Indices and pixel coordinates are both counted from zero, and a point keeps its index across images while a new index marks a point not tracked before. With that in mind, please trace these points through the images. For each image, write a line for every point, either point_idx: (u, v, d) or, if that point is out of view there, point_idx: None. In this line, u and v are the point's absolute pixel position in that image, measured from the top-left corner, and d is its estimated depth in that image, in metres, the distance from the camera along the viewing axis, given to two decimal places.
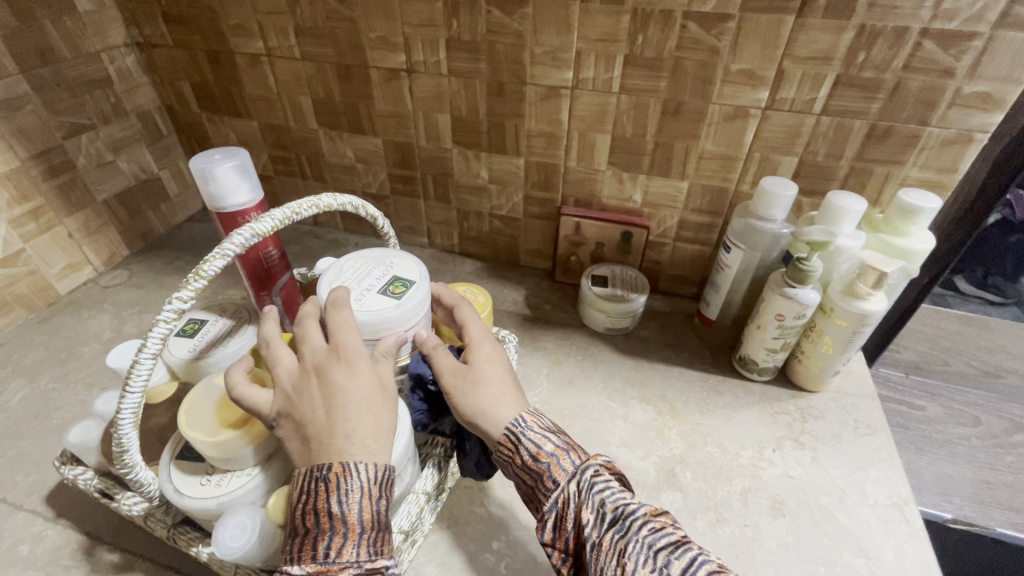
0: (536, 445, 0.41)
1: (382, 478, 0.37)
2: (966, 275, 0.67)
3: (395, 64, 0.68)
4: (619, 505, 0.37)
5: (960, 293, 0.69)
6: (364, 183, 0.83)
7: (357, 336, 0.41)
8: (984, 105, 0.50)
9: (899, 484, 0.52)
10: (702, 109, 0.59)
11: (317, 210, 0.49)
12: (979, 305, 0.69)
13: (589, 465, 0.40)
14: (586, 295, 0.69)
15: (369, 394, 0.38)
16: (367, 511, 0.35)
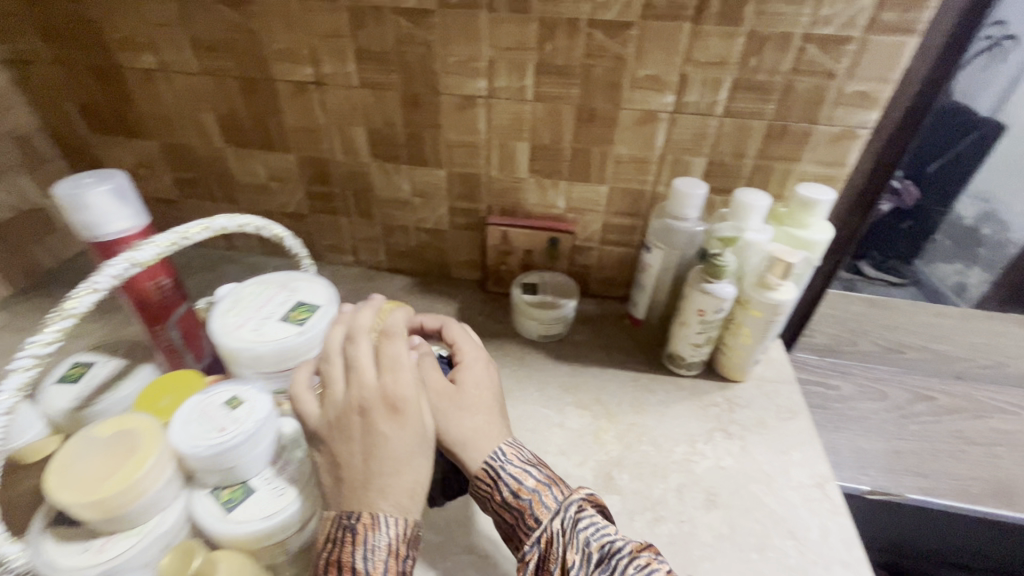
0: (517, 481, 0.43)
1: (410, 536, 0.35)
2: (869, 260, 0.74)
3: (302, 76, 0.65)
4: (601, 543, 0.39)
5: (866, 277, 0.74)
6: (281, 203, 0.79)
7: (408, 377, 0.39)
8: (863, 103, 0.55)
9: (819, 463, 0.55)
10: (614, 114, 0.60)
11: (209, 234, 0.45)
12: (884, 287, 0.75)
13: (570, 501, 0.41)
14: (516, 303, 0.69)
15: (412, 449, 0.37)
16: (391, 573, 0.34)
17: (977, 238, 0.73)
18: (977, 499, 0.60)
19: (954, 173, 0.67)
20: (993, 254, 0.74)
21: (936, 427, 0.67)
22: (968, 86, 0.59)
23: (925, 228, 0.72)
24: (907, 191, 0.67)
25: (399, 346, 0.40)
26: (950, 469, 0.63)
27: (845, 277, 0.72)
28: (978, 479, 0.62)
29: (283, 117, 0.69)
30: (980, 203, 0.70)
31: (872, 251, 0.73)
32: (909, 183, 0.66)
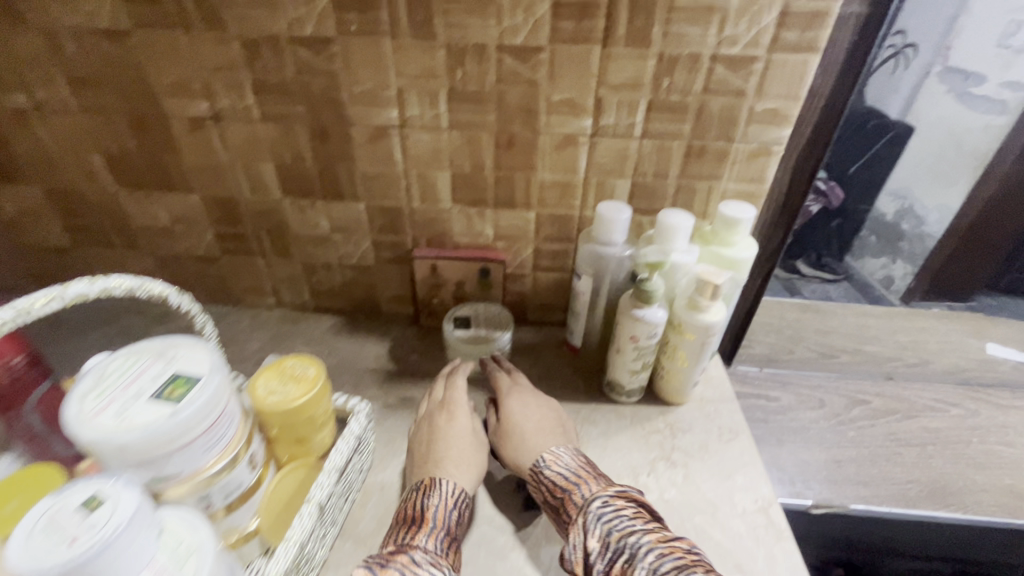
0: (554, 482, 0.49)
1: (458, 495, 0.48)
2: (803, 259, 0.77)
3: (197, 111, 0.59)
4: (622, 532, 0.42)
5: (804, 276, 0.78)
6: (188, 246, 0.72)
7: (461, 395, 0.58)
8: (775, 121, 0.55)
9: (762, 485, 0.54)
10: (533, 139, 0.58)
11: (61, 304, 0.37)
12: (819, 284, 0.78)
13: (598, 495, 0.45)
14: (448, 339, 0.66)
15: (464, 436, 0.54)
16: (442, 514, 0.45)
17: (899, 232, 0.77)
18: (915, 503, 0.61)
19: (873, 172, 0.70)
20: (914, 247, 0.79)
21: (872, 431, 0.68)
22: (878, 93, 0.61)
23: (851, 225, 0.75)
24: (832, 193, 0.70)
25: (460, 376, 0.60)
26: (888, 474, 0.63)
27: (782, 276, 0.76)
28: (914, 482, 0.63)
29: (180, 155, 0.63)
30: (898, 199, 0.74)
31: (806, 250, 0.76)
32: (833, 184, 0.70)
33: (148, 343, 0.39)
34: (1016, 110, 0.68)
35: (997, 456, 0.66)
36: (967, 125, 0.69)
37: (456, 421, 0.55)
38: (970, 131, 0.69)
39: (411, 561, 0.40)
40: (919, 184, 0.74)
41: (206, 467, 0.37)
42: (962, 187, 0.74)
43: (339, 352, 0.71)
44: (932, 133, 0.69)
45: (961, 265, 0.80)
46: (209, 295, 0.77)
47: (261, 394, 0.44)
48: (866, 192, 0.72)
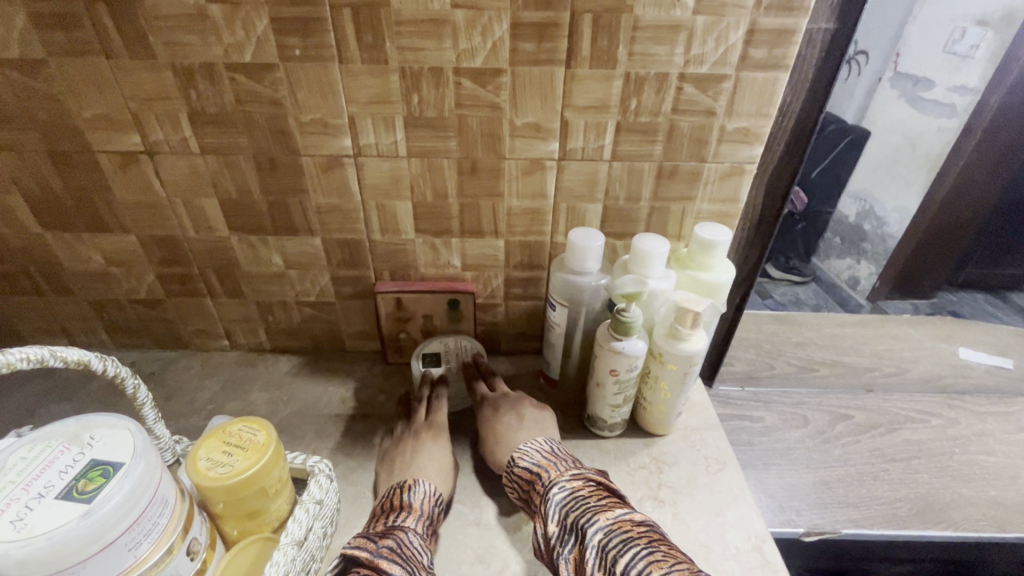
0: (523, 470, 0.49)
1: (439, 496, 0.50)
2: (773, 262, 0.80)
3: (128, 145, 0.54)
4: (577, 513, 0.41)
5: (772, 279, 0.81)
6: (126, 290, 0.65)
7: (443, 415, 0.59)
8: (746, 140, 0.53)
9: (754, 520, 0.52)
10: (498, 165, 0.55)
11: None
12: (788, 286, 0.82)
13: (557, 481, 0.45)
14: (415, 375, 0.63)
15: (444, 452, 0.55)
16: (425, 505, 0.47)
17: (862, 232, 0.81)
18: (906, 523, 0.59)
19: (834, 174, 0.70)
20: (876, 248, 0.82)
21: (857, 448, 0.67)
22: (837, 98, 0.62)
23: (816, 228, 0.75)
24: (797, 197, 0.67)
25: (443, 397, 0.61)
26: (876, 493, 0.62)
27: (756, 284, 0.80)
28: (903, 500, 0.62)
29: (110, 192, 0.57)
30: (858, 201, 0.78)
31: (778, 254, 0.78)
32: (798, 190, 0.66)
33: (62, 426, 0.34)
34: (965, 113, 0.72)
35: (980, 467, 0.66)
36: (920, 129, 0.73)
37: (436, 429, 0.57)
38: (924, 134, 0.74)
39: (404, 540, 0.42)
40: (877, 185, 0.79)
41: (139, 562, 0.31)
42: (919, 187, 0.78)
43: (300, 397, 0.65)
44: (887, 137, 0.74)
45: (925, 262, 0.84)
46: (154, 340, 0.71)
47: (202, 468, 0.39)
48: (831, 193, 0.71)
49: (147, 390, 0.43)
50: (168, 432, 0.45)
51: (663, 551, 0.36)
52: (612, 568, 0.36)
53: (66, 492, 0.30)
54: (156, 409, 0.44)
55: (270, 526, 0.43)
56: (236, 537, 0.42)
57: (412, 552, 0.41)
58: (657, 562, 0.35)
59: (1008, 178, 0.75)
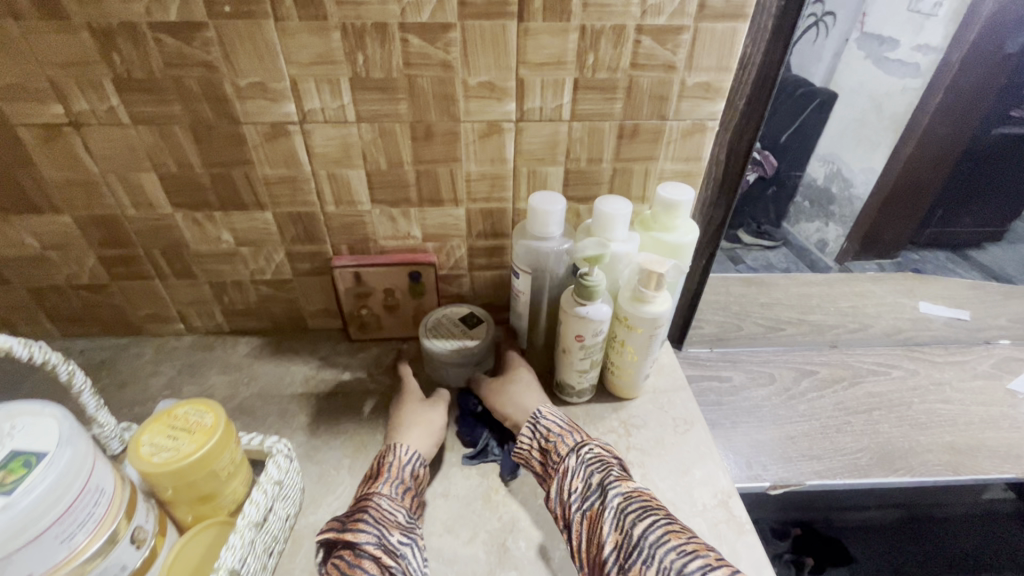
0: (547, 429, 0.48)
1: (417, 458, 0.48)
2: (745, 228, 0.72)
3: (50, 116, 0.50)
4: (602, 475, 0.43)
5: (744, 245, 0.74)
6: (67, 275, 0.61)
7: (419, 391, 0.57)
8: (708, 95, 0.52)
9: (720, 477, 0.52)
10: (454, 129, 0.53)
11: None
12: (759, 251, 0.76)
13: (586, 444, 0.46)
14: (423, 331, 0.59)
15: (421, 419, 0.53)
16: (397, 468, 0.46)
17: (830, 196, 0.74)
18: (866, 471, 0.61)
19: (801, 137, 0.65)
20: (843, 209, 0.75)
21: (821, 403, 0.68)
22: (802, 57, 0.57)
23: (787, 191, 0.70)
24: (766, 161, 0.65)
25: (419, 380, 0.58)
26: (839, 445, 0.64)
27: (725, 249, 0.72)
28: (864, 450, 0.63)
29: (36, 169, 0.53)
30: (827, 163, 0.70)
31: (747, 219, 0.71)
32: (767, 153, 0.65)
33: None
34: (929, 72, 0.67)
35: (937, 414, 0.68)
36: (885, 90, 0.67)
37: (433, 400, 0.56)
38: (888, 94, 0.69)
39: (372, 511, 0.41)
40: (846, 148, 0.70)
41: (80, 549, 0.30)
42: (884, 149, 0.72)
43: (261, 378, 0.63)
44: (855, 100, 0.65)
45: (889, 220, 0.79)
46: (102, 326, 0.67)
47: (145, 455, 0.37)
48: (799, 157, 0.67)
49: (83, 375, 0.41)
50: (111, 418, 0.44)
51: (679, 524, 0.39)
52: (632, 531, 0.38)
53: None
54: (95, 394, 0.42)
55: (226, 510, 0.41)
56: (190, 523, 0.40)
57: (380, 514, 0.41)
58: (674, 532, 0.38)
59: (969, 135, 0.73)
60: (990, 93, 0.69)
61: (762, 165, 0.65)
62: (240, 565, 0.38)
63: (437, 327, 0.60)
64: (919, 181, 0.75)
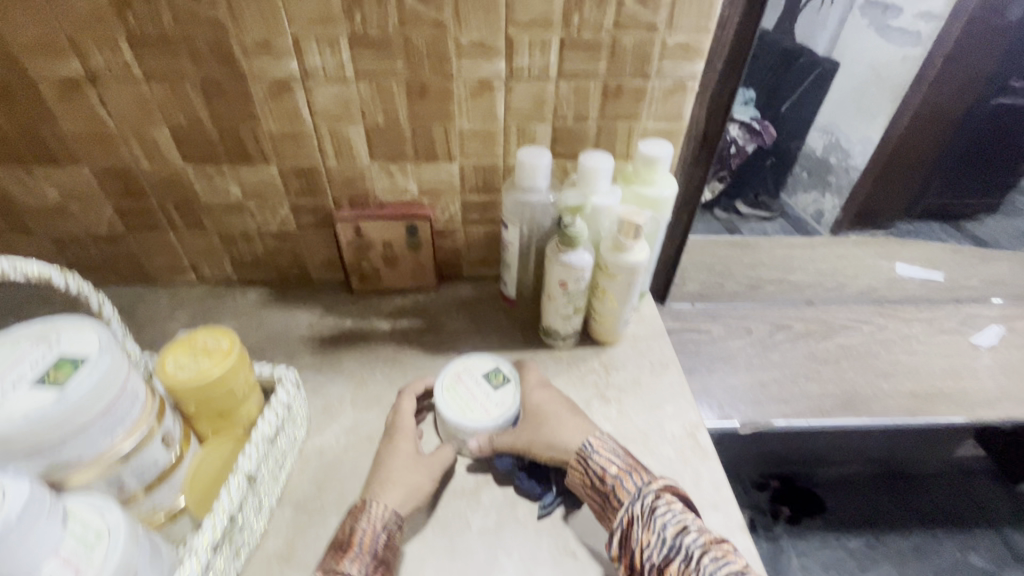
0: (602, 468, 0.46)
1: (391, 519, 0.44)
2: (739, 199, 0.92)
3: (68, 71, 0.53)
4: (674, 527, 0.40)
5: (743, 215, 0.93)
6: (86, 225, 0.66)
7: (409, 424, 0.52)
8: (687, 55, 0.55)
9: (690, 412, 0.57)
10: (447, 87, 0.56)
11: None
12: (756, 222, 0.93)
13: (648, 489, 0.43)
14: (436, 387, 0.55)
15: (406, 461, 0.49)
16: (367, 536, 0.43)
17: (828, 166, 0.93)
18: (829, 413, 0.66)
19: (797, 108, 0.86)
20: (841, 180, 0.93)
21: (793, 353, 0.73)
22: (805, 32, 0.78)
23: (784, 165, 0.91)
24: (765, 132, 0.83)
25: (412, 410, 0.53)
26: (806, 390, 0.69)
27: (723, 219, 0.91)
28: (829, 395, 0.68)
29: (56, 123, 0.56)
30: (826, 134, 0.90)
31: (741, 190, 0.92)
32: (767, 123, 0.83)
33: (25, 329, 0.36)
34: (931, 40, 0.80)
35: (901, 364, 0.72)
36: (868, 49, 0.78)
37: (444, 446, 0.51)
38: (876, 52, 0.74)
39: None
40: (842, 118, 0.89)
41: (114, 447, 0.35)
42: (878, 121, 0.88)
43: (269, 324, 0.68)
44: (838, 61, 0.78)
45: (884, 193, 0.93)
46: (120, 276, 0.72)
47: (171, 372, 0.42)
48: (799, 131, 0.88)
49: (111, 306, 0.45)
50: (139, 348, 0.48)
51: None
52: None
53: (39, 381, 0.33)
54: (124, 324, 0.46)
55: (241, 428, 0.47)
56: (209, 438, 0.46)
57: None
58: None
59: (967, 104, 0.84)
60: (977, 82, 0.82)
61: (751, 134, 0.80)
62: (256, 473, 0.44)
63: (454, 383, 0.55)
64: (913, 152, 0.89)
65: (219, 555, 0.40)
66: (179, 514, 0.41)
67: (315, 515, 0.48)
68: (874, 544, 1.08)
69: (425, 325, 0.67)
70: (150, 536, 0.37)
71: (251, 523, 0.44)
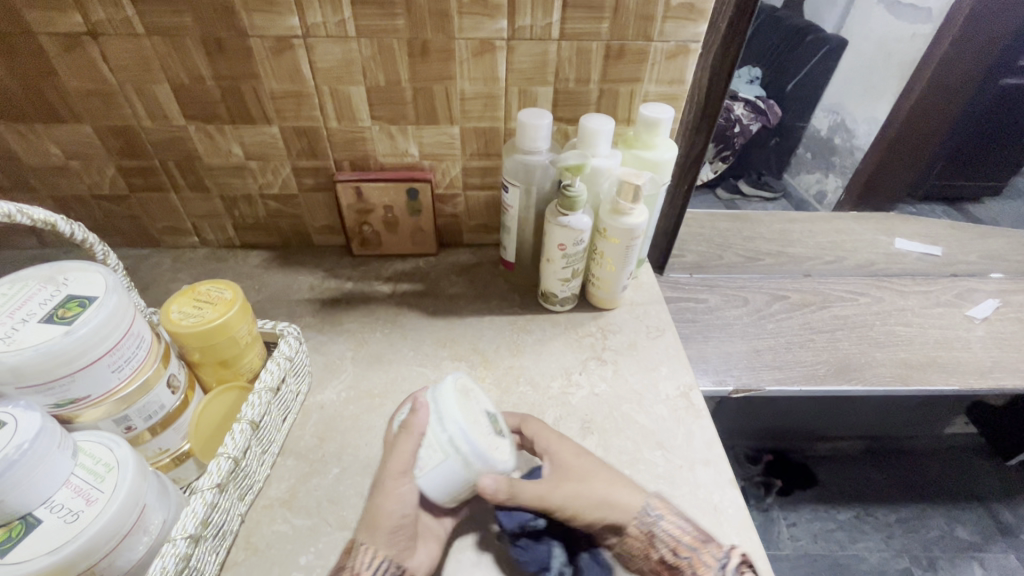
0: (675, 538, 0.42)
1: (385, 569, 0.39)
2: (745, 178, 0.81)
3: (69, 25, 0.53)
4: None
5: (744, 195, 0.83)
6: (89, 185, 0.66)
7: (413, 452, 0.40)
8: (691, 16, 0.54)
9: (684, 374, 0.58)
10: (448, 46, 0.55)
11: None
12: (758, 202, 0.85)
13: (730, 565, 0.41)
14: (445, 381, 0.43)
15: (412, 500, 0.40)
16: None
17: (833, 147, 0.80)
18: (822, 380, 0.67)
19: (808, 89, 0.72)
20: (845, 160, 0.83)
21: (788, 322, 0.74)
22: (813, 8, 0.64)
23: (790, 143, 0.77)
24: (770, 111, 0.71)
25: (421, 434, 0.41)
26: (800, 358, 0.70)
27: (726, 199, 0.82)
28: (823, 362, 0.69)
29: (58, 79, 0.56)
30: (831, 115, 0.76)
31: (747, 169, 0.80)
32: (772, 103, 0.70)
33: (35, 271, 0.37)
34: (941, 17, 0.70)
35: (896, 335, 0.73)
36: (895, 35, 0.71)
37: (422, 411, 0.41)
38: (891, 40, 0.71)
39: None
40: (851, 97, 0.75)
41: (119, 388, 0.36)
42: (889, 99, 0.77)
43: (271, 286, 0.69)
44: (865, 46, 0.70)
45: (886, 175, 0.87)
46: (123, 237, 0.72)
47: (175, 319, 0.43)
48: (805, 108, 0.73)
49: (116, 257, 0.46)
50: None
51: None
52: None
53: (46, 318, 0.34)
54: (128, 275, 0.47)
55: (245, 378, 0.48)
56: (214, 387, 0.47)
57: None
58: None
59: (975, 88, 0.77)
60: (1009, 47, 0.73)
61: (765, 115, 0.71)
62: (260, 420, 0.45)
63: (465, 393, 0.43)
64: (926, 132, 0.81)
65: (224, 496, 0.41)
66: (185, 457, 0.43)
67: (317, 464, 0.50)
68: (862, 516, 1.10)
69: (425, 289, 0.68)
70: (158, 476, 0.39)
71: (255, 469, 0.46)
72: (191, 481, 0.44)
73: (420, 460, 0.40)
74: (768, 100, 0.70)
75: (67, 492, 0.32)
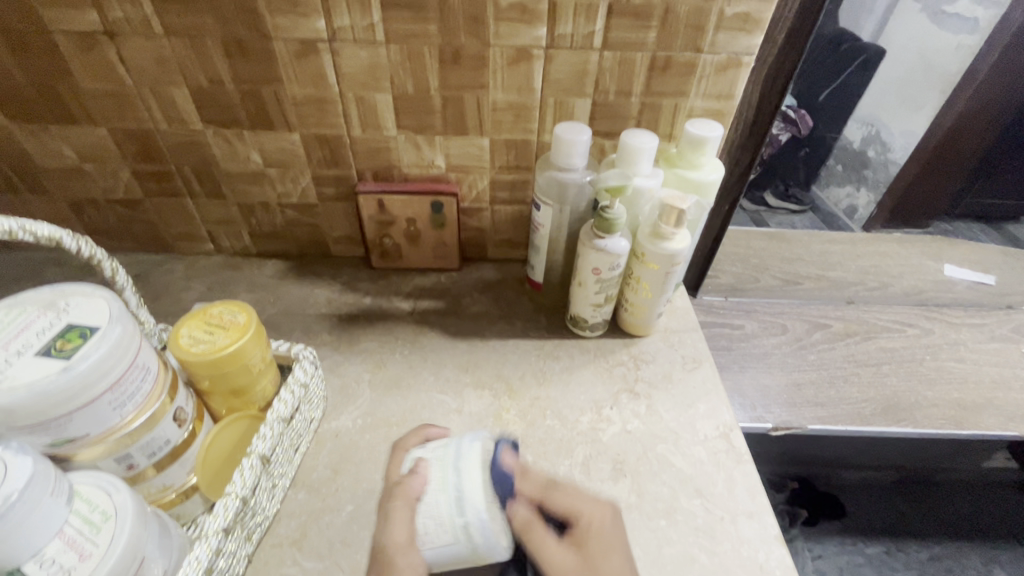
0: None
1: None
2: (771, 190, 0.74)
3: (86, 23, 0.50)
4: None
5: (771, 208, 0.76)
6: (104, 188, 0.63)
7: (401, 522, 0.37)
8: (746, 27, 0.50)
9: (724, 412, 0.54)
10: (482, 53, 0.52)
11: None
12: (786, 216, 0.78)
13: None
14: (471, 449, 0.39)
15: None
16: None
17: (865, 160, 0.76)
18: (869, 420, 0.63)
19: (844, 98, 0.66)
20: (878, 174, 0.78)
21: (831, 354, 0.69)
22: (850, 14, 0.58)
23: (820, 154, 0.72)
24: (800, 121, 0.65)
25: (410, 498, 0.38)
26: (844, 395, 0.65)
27: (753, 211, 0.74)
28: (869, 400, 0.65)
29: (74, 80, 0.54)
30: (865, 125, 0.72)
31: (776, 180, 0.73)
32: (803, 112, 0.64)
33: (36, 296, 0.37)
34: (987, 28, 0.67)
35: (948, 372, 0.69)
36: (935, 49, 0.67)
37: (419, 477, 0.39)
38: (941, 54, 0.68)
39: None
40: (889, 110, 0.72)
41: (122, 425, 0.35)
42: (929, 112, 0.73)
43: (287, 299, 0.66)
44: (907, 57, 0.66)
45: (923, 189, 0.81)
46: (137, 241, 0.70)
47: (185, 345, 0.41)
48: (836, 120, 0.68)
49: (125, 273, 0.43)
50: (152, 318, 0.47)
51: None
52: None
53: (44, 351, 0.33)
54: (137, 293, 0.45)
55: (256, 406, 0.45)
56: (223, 414, 0.44)
57: None
58: None
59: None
60: None
61: (796, 126, 0.65)
62: (270, 454, 0.42)
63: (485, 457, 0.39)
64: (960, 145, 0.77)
65: (230, 539, 0.38)
66: (192, 491, 0.40)
67: (330, 500, 0.47)
68: (892, 551, 1.02)
69: (446, 307, 0.65)
70: (160, 515, 0.36)
71: (263, 507, 0.42)
72: (195, 516, 0.41)
73: (423, 534, 0.37)
74: (802, 111, 0.63)
75: (59, 544, 0.30)
